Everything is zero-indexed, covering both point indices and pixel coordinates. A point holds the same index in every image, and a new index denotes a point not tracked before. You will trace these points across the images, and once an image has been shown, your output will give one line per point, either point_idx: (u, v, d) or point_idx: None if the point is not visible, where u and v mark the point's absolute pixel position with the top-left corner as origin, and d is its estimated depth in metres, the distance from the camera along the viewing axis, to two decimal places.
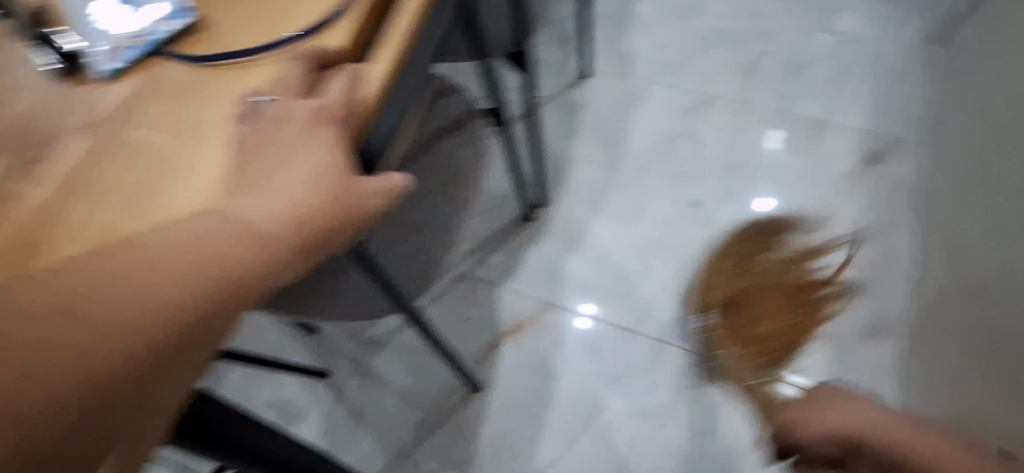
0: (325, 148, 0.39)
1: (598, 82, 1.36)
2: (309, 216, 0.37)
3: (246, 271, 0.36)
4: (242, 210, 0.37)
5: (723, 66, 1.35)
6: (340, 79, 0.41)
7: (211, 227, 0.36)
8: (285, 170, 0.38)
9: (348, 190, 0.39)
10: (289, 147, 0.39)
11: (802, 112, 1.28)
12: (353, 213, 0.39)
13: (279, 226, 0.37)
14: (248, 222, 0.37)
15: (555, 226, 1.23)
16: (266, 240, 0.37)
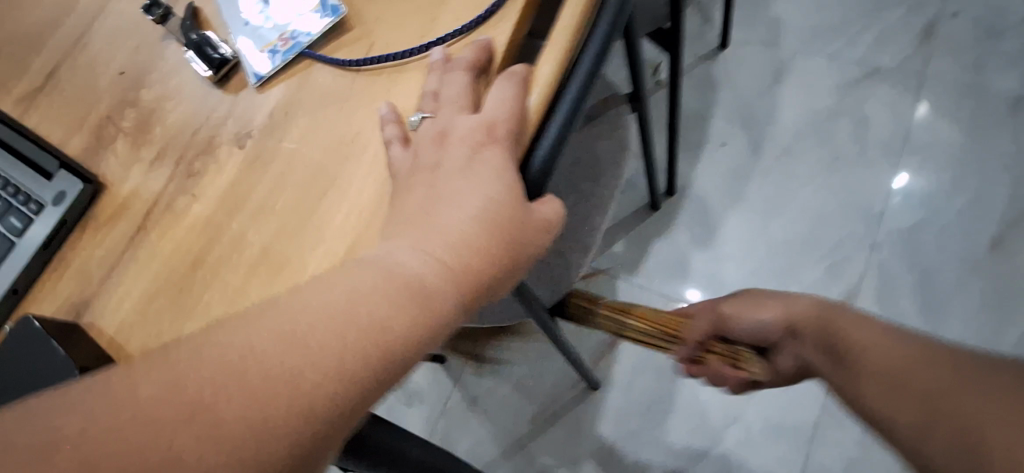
0: (495, 174, 0.30)
1: (741, 53, 1.21)
2: (475, 264, 0.28)
3: (402, 339, 0.27)
4: (397, 251, 0.29)
5: (895, 31, 1.16)
6: (500, 86, 0.34)
7: (355, 278, 0.28)
8: (449, 202, 0.29)
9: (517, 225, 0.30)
10: (449, 173, 0.30)
11: (999, 88, 1.08)
12: (523, 252, 0.31)
13: (441, 276, 0.28)
14: (402, 272, 0.28)
15: (684, 215, 1.12)
16: (422, 299, 0.28)
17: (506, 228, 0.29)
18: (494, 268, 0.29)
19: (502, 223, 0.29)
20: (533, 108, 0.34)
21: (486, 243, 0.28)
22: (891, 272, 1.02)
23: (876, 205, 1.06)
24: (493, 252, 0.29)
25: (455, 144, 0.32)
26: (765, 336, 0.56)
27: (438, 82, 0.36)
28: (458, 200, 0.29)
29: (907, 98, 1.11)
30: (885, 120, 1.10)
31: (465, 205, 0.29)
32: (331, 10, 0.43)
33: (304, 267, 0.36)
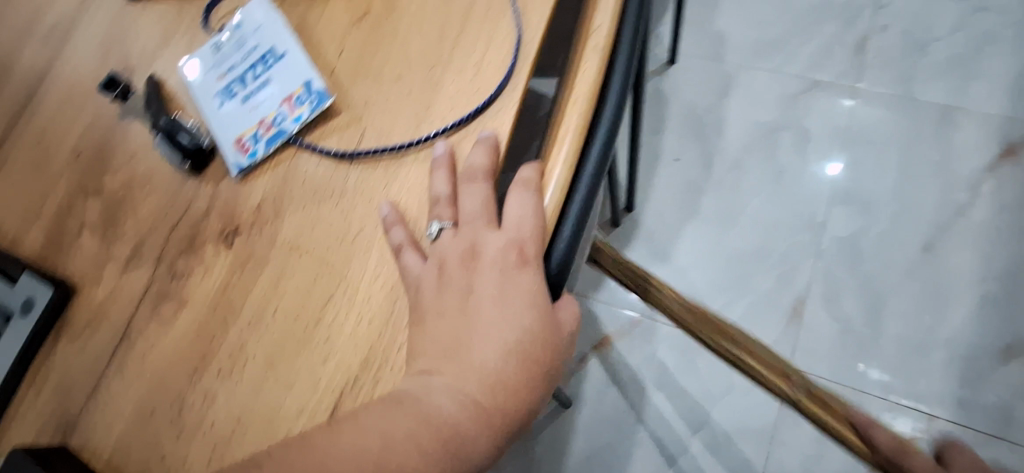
0: (525, 302, 0.31)
1: (690, 68, 1.26)
2: (508, 402, 0.29)
3: None
4: (431, 388, 0.30)
5: (830, 46, 1.24)
6: (517, 196, 0.35)
7: (398, 419, 0.29)
8: (480, 333, 0.31)
9: (547, 356, 0.31)
10: (484, 303, 0.32)
11: (925, 99, 1.18)
12: (553, 380, 0.31)
13: (475, 417, 0.29)
14: (440, 413, 0.29)
15: (644, 229, 1.17)
16: (459, 444, 0.28)
17: (533, 363, 0.30)
18: (525, 403, 0.30)
19: (531, 356, 0.30)
20: (550, 211, 0.35)
21: (517, 378, 0.30)
22: (836, 278, 1.10)
23: (819, 216, 1.14)
24: (524, 387, 0.30)
25: (488, 269, 0.32)
26: None
27: (454, 190, 0.36)
28: (488, 334, 0.31)
29: (844, 113, 1.19)
30: (823, 130, 1.19)
31: (499, 340, 0.30)
32: (317, 96, 0.41)
33: (316, 397, 0.35)
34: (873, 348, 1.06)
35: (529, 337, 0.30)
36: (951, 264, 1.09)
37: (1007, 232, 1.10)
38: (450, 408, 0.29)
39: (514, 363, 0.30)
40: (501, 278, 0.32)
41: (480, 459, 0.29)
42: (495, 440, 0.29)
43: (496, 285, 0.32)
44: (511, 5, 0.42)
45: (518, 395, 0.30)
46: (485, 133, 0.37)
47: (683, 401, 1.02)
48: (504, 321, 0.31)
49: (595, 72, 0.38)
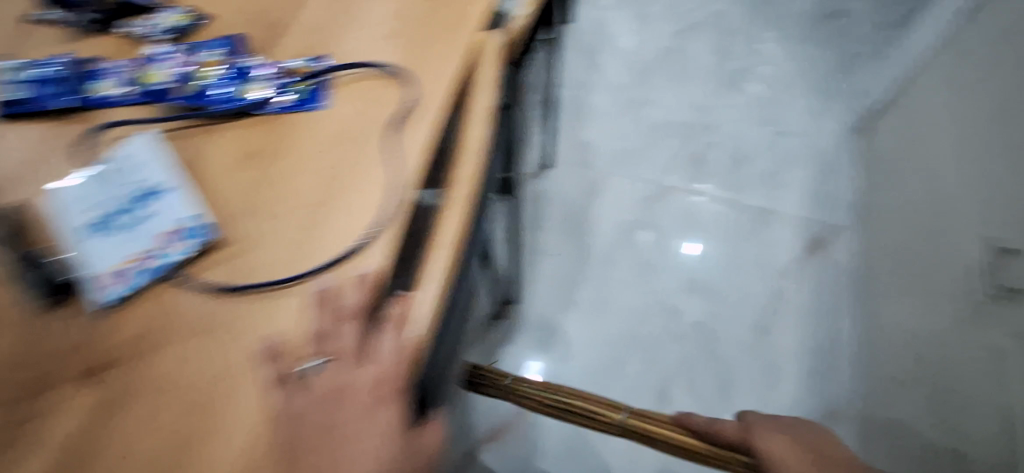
0: (385, 430, 0.42)
1: (563, 173, 1.50)
2: None
3: None
4: None
5: (673, 161, 1.52)
6: (387, 337, 0.46)
7: None
8: (348, 454, 0.42)
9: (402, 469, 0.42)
10: (356, 431, 0.42)
11: (747, 203, 1.45)
12: None
13: None
14: None
15: (527, 318, 1.29)
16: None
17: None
18: None
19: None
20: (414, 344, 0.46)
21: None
22: (691, 359, 1.26)
23: (672, 302, 1.33)
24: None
25: (360, 401, 0.43)
26: None
27: (334, 327, 0.46)
28: (359, 455, 0.42)
29: (689, 212, 1.44)
30: (672, 228, 1.42)
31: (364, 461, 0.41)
32: (198, 233, 0.49)
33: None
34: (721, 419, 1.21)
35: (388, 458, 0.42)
36: (778, 342, 1.29)
37: (821, 313, 1.32)
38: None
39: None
40: (366, 410, 0.43)
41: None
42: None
43: (365, 413, 0.43)
44: (386, 168, 0.53)
45: None
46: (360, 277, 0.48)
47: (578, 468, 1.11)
48: (370, 445, 0.42)
49: (456, 232, 0.50)
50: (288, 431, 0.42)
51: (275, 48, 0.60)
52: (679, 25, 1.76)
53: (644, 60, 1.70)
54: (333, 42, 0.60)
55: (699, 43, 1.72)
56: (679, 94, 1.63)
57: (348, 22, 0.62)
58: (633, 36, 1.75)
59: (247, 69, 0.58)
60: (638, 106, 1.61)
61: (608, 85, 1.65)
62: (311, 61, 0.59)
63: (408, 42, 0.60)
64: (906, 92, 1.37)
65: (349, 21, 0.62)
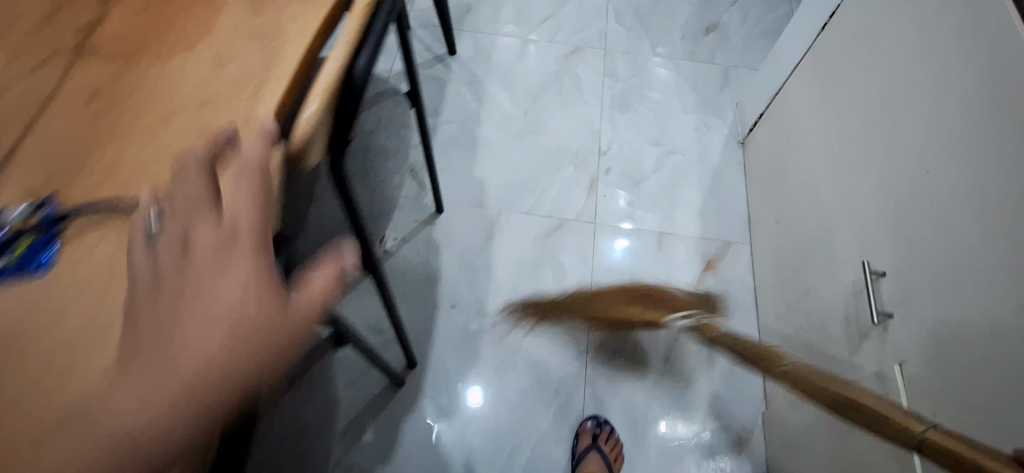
0: (238, 282, 0.36)
1: (456, 216, 1.44)
2: (234, 368, 0.34)
3: (157, 456, 0.32)
4: (120, 412, 0.32)
5: (568, 189, 1.48)
6: (236, 184, 0.41)
7: (102, 440, 0.32)
8: (206, 315, 0.35)
9: (276, 313, 0.35)
10: (207, 281, 0.37)
11: (644, 228, 1.44)
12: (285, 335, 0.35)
13: (183, 407, 0.33)
14: (135, 420, 0.32)
15: (432, 382, 1.25)
16: (181, 430, 0.32)
17: (251, 332, 0.35)
18: (249, 369, 0.34)
19: (244, 325, 0.35)
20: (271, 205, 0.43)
21: (241, 354, 0.34)
22: (600, 402, 1.25)
23: (580, 343, 1.30)
24: (252, 361, 0.34)
25: (202, 253, 0.38)
26: None
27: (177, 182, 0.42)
28: (209, 303, 0.36)
29: (588, 243, 1.42)
30: (574, 266, 1.39)
31: (215, 308, 0.35)
32: None
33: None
34: (635, 460, 1.20)
35: (241, 306, 0.35)
36: (685, 369, 1.28)
37: (723, 333, 1.33)
38: (177, 406, 0.33)
39: (234, 339, 0.35)
40: (216, 257, 0.38)
41: (193, 441, 0.33)
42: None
43: (210, 267, 0.37)
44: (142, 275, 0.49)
45: (239, 363, 0.34)
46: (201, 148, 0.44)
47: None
48: (230, 285, 0.36)
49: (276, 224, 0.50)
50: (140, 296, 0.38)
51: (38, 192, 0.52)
52: (565, 46, 1.70)
53: (532, 85, 1.63)
54: (100, 175, 0.53)
55: (586, 65, 1.68)
56: (570, 117, 1.58)
57: (104, 147, 0.55)
58: (519, 59, 1.67)
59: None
60: (530, 135, 1.55)
61: (498, 114, 1.58)
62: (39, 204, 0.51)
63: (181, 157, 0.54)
64: (783, 105, 1.37)
65: (111, 145, 0.55)
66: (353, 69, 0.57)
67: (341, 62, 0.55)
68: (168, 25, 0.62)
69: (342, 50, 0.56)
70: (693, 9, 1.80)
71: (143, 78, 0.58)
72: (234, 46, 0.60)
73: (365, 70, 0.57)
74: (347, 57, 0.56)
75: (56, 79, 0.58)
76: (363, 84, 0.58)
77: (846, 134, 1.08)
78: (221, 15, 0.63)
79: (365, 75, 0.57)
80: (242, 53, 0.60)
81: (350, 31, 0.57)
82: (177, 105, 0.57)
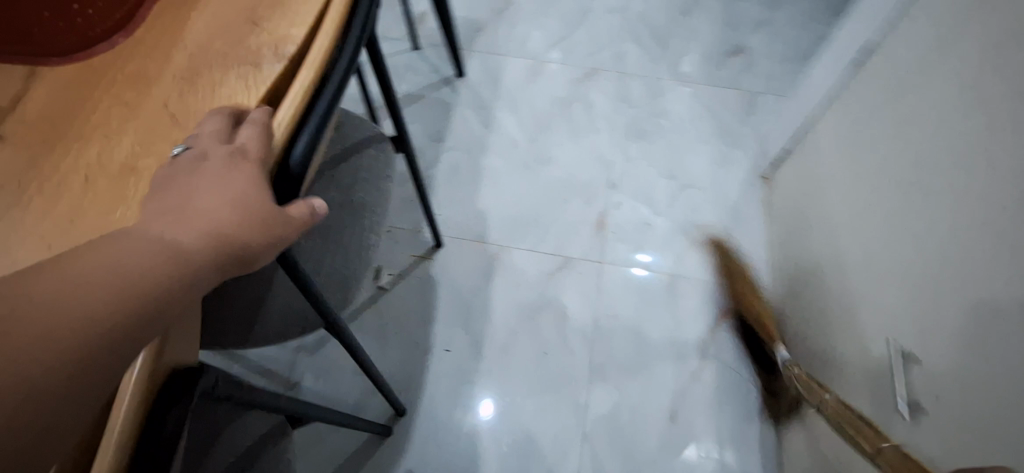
0: (244, 176, 0.45)
1: (455, 251, 1.36)
2: (236, 235, 0.42)
3: (171, 282, 0.37)
4: (156, 237, 0.39)
5: (573, 225, 1.40)
6: (245, 118, 0.48)
7: (129, 249, 0.37)
8: (214, 197, 0.43)
9: (272, 209, 0.45)
10: (218, 173, 0.44)
11: (655, 271, 1.35)
12: (276, 228, 0.44)
13: (200, 249, 0.40)
14: (164, 247, 0.39)
15: (420, 432, 1.18)
16: (180, 282, 0.38)
17: (255, 212, 0.43)
18: (247, 238, 0.43)
19: (249, 214, 0.43)
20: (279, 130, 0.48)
21: (240, 229, 0.42)
22: (600, 461, 1.16)
23: (579, 396, 1.22)
24: (250, 237, 0.43)
25: (216, 158, 0.45)
26: None
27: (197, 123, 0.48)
28: (218, 191, 0.44)
29: (594, 285, 1.33)
30: (577, 309, 1.31)
31: (224, 192, 0.44)
32: None
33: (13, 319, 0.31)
34: None
35: (247, 191, 0.44)
36: (692, 430, 1.19)
37: (736, 390, 1.22)
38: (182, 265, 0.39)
39: (238, 219, 0.42)
40: (229, 158, 0.46)
41: (189, 291, 0.39)
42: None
43: (221, 164, 0.45)
44: None
45: (241, 230, 0.43)
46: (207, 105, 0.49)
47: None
48: (239, 175, 0.45)
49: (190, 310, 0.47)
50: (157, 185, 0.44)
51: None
52: (579, 69, 1.62)
53: (542, 110, 1.54)
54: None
55: (599, 90, 1.59)
56: (579, 146, 1.50)
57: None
58: (530, 83, 1.59)
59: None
60: (536, 165, 1.46)
61: (503, 140, 1.49)
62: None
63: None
64: (810, 145, 1.26)
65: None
66: (287, 158, 0.49)
67: (268, 158, 0.47)
68: (81, 92, 0.50)
69: (269, 140, 0.47)
70: (717, 31, 1.70)
71: (38, 170, 0.46)
72: (156, 126, 0.48)
73: (300, 162, 0.49)
74: (278, 149, 0.48)
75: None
76: (298, 177, 0.49)
77: (882, 182, 0.95)
78: (148, 81, 0.50)
79: (300, 166, 0.49)
80: (166, 137, 0.48)
81: (288, 113, 0.48)
82: (76, 210, 0.44)
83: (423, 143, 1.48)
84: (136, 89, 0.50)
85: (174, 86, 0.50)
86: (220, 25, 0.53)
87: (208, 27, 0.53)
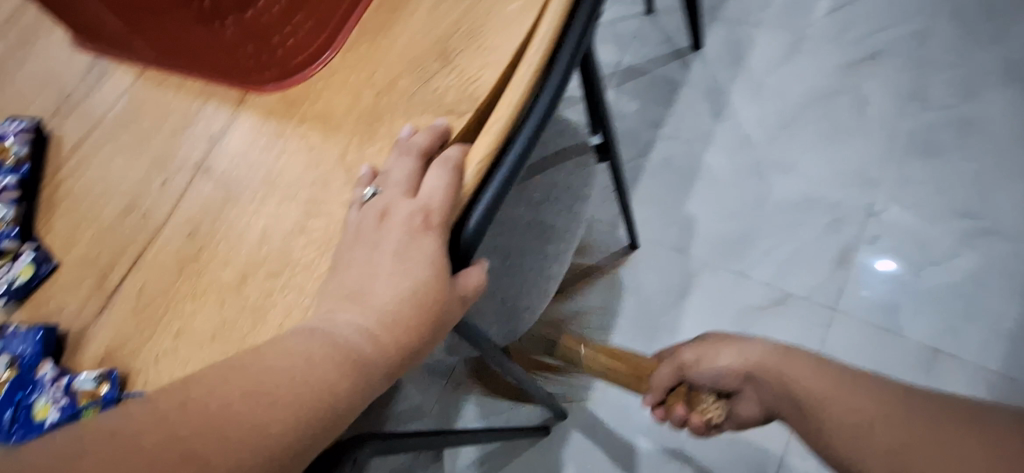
0: (425, 259, 0.37)
1: (650, 257, 1.18)
2: (404, 336, 0.35)
3: (333, 404, 0.33)
4: (332, 323, 0.35)
5: (806, 254, 1.12)
6: (436, 171, 0.40)
7: (300, 354, 0.34)
8: (387, 282, 0.36)
9: (447, 301, 0.37)
10: (400, 245, 0.37)
11: (911, 337, 1.03)
12: (445, 324, 0.37)
13: (373, 355, 0.35)
14: (337, 351, 0.34)
15: (573, 444, 1.07)
16: (340, 406, 0.33)
17: (434, 305, 0.36)
18: (418, 339, 0.36)
19: (429, 303, 0.36)
20: (469, 181, 0.40)
21: (414, 331, 0.36)
22: None
23: (768, 459, 1.00)
24: (420, 337, 0.36)
25: (398, 226, 0.38)
26: (722, 383, 0.63)
27: (390, 163, 0.42)
28: (393, 273, 0.37)
29: (817, 335, 1.06)
30: None
31: (404, 277, 0.36)
32: None
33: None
34: None
35: (424, 283, 0.36)
36: None
37: None
38: (341, 383, 0.33)
39: (416, 319, 0.36)
40: (410, 234, 0.38)
41: (355, 406, 0.34)
42: (819, 385, 0.53)
43: (401, 239, 0.38)
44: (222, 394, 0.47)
45: (413, 331, 0.36)
46: (405, 132, 0.43)
47: None
48: (421, 251, 0.37)
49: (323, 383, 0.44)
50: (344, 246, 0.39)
51: (94, 350, 0.44)
52: (856, 51, 1.26)
53: (789, 100, 1.25)
54: (150, 347, 0.43)
55: (878, 82, 1.23)
56: (832, 154, 1.19)
57: (168, 305, 0.44)
58: (782, 64, 1.29)
59: (32, 381, 0.42)
60: (769, 172, 1.20)
61: (732, 134, 1.25)
62: (100, 374, 0.41)
63: (230, 349, 0.41)
64: None
65: (176, 308, 0.44)
66: (460, 229, 0.40)
67: (445, 233, 0.38)
68: (277, 128, 0.49)
69: (450, 211, 0.39)
70: None
71: (227, 211, 0.46)
72: (330, 180, 0.45)
73: (474, 236, 0.40)
74: (454, 218, 0.40)
75: (157, 188, 0.49)
76: (470, 252, 0.40)
77: None
78: (333, 125, 0.47)
79: (474, 240, 0.40)
80: (337, 195, 0.44)
81: (484, 150, 0.41)
82: (250, 265, 0.44)
83: (637, 126, 1.31)
84: (323, 132, 0.47)
85: (354, 134, 0.46)
86: (413, 65, 0.47)
87: (402, 66, 0.48)
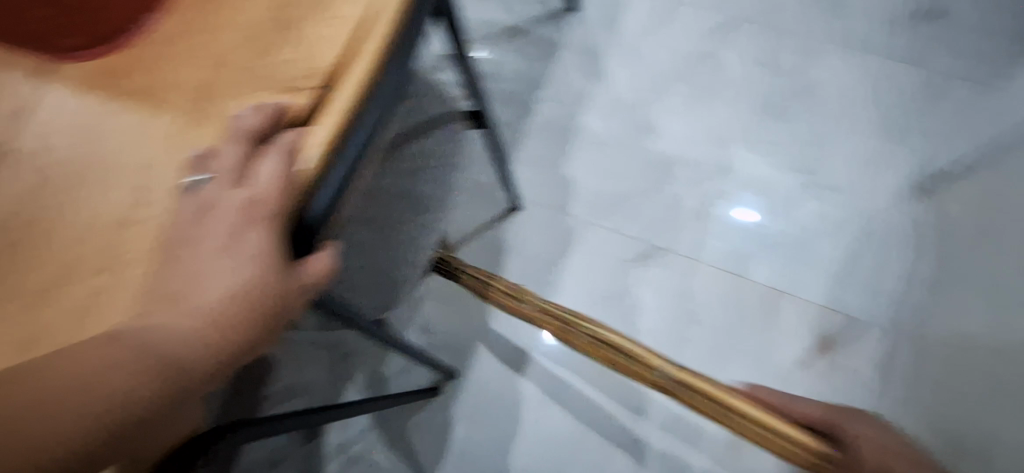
0: (250, 256, 0.35)
1: (533, 219, 1.22)
2: (228, 334, 0.34)
3: (132, 408, 0.31)
4: (147, 326, 0.33)
5: (670, 213, 1.22)
6: (269, 159, 0.38)
7: (104, 358, 0.32)
8: (209, 283, 0.35)
9: (275, 299, 0.36)
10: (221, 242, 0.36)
11: (756, 279, 1.17)
12: (277, 320, 0.36)
13: (188, 356, 0.33)
14: (147, 352, 0.32)
15: (462, 401, 1.09)
16: (142, 408, 0.31)
17: (262, 301, 0.35)
18: (246, 336, 0.35)
19: (254, 301, 0.35)
20: (310, 163, 0.40)
21: (236, 330, 0.34)
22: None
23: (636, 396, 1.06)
24: (244, 336, 0.35)
25: (221, 220, 0.36)
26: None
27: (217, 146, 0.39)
28: (216, 273, 0.35)
29: (680, 286, 1.17)
30: (654, 308, 1.16)
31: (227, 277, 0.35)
32: None
33: None
34: None
35: (251, 280, 0.35)
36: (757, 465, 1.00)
37: None
38: (138, 390, 0.31)
39: (239, 317, 0.34)
40: (232, 230, 0.36)
41: (164, 408, 0.32)
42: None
43: (226, 232, 0.36)
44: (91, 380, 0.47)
45: (238, 328, 0.34)
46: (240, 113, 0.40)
47: (617, 420, 1.05)
48: (245, 249, 0.36)
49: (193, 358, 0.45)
50: (171, 244, 0.37)
51: None
52: (719, 21, 1.36)
53: (662, 66, 1.32)
54: None
55: (736, 48, 1.34)
56: (695, 116, 1.28)
57: None
58: (656, 31, 1.36)
59: None
60: (640, 133, 1.27)
61: (609, 97, 1.30)
62: None
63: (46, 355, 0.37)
64: None
65: None
66: (305, 210, 0.39)
67: (278, 222, 0.37)
68: (93, 105, 0.43)
69: (287, 196, 0.38)
70: None
71: (34, 200, 0.41)
72: (158, 164, 0.41)
73: (319, 217, 0.39)
74: (296, 200, 0.39)
75: None
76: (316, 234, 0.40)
77: None
78: (158, 103, 0.43)
79: (320, 220, 0.40)
80: (166, 182, 0.41)
81: (327, 127, 0.40)
82: (65, 261, 0.39)
83: (520, 90, 1.32)
84: (145, 109, 0.43)
85: (183, 116, 0.43)
86: (250, 38, 0.44)
87: (238, 40, 0.44)
